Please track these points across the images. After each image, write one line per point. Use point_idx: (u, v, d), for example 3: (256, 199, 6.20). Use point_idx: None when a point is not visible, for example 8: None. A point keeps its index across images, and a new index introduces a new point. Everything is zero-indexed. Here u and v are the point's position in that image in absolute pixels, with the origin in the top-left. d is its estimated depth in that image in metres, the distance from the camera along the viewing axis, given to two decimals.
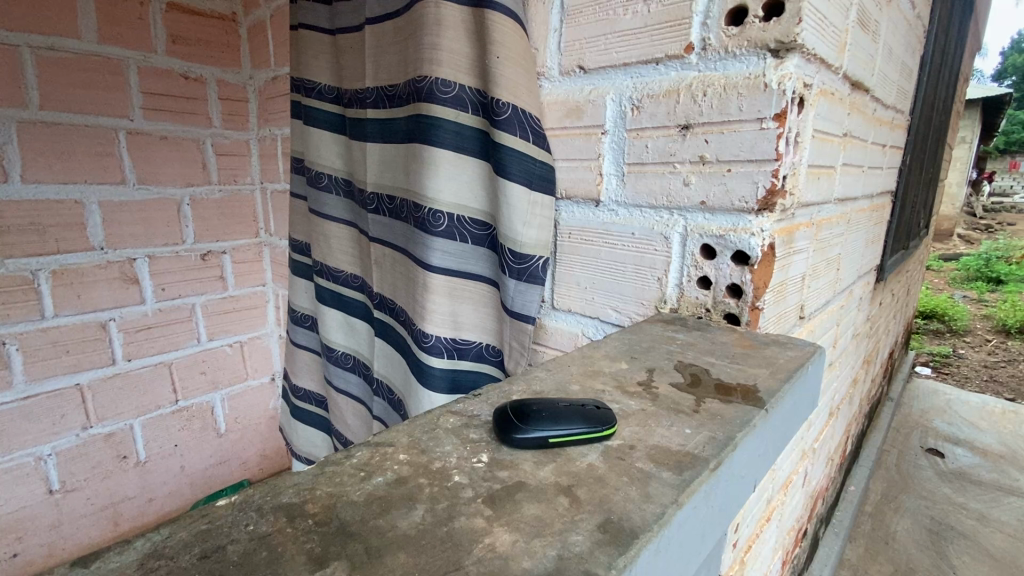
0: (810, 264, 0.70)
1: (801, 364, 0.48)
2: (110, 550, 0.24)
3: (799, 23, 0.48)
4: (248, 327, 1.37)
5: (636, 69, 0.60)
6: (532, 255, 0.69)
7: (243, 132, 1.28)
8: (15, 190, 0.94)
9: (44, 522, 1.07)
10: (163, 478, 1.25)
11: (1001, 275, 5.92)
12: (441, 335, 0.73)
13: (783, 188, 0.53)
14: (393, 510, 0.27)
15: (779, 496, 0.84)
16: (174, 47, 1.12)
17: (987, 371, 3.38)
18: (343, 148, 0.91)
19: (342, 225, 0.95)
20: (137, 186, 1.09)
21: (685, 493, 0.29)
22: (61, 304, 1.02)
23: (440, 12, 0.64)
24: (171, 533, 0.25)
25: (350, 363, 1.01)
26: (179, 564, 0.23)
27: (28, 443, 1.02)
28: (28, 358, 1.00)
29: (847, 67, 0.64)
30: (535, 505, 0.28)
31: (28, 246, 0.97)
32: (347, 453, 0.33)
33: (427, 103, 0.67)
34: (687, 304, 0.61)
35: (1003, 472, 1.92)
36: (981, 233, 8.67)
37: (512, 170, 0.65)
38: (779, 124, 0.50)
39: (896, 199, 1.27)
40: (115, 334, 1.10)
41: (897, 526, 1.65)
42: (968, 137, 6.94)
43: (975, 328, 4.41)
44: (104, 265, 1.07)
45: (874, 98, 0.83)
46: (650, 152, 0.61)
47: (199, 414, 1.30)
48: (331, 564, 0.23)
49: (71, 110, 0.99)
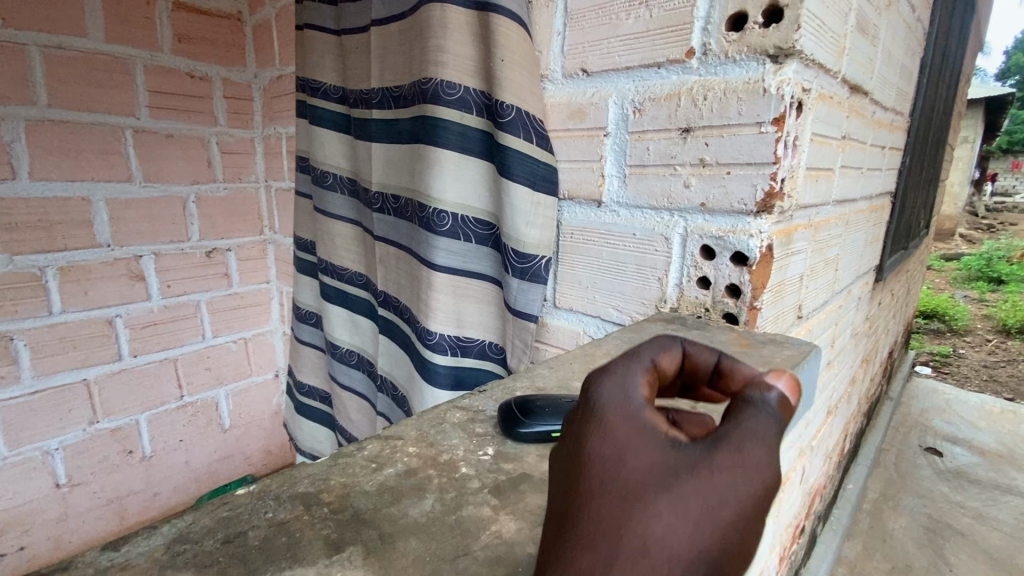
0: (807, 265, 0.71)
1: (797, 363, 0.49)
2: (137, 535, 0.25)
3: (798, 30, 0.49)
4: (254, 324, 1.38)
5: (637, 72, 0.61)
6: (535, 254, 0.69)
7: (248, 131, 1.29)
8: (24, 187, 0.95)
9: (52, 515, 1.09)
10: (167, 473, 1.27)
11: (1002, 276, 5.92)
12: (445, 332, 0.75)
13: (781, 190, 0.54)
14: (404, 499, 0.29)
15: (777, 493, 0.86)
16: (180, 46, 1.13)
17: (987, 371, 3.39)
18: (348, 146, 0.92)
19: (347, 224, 0.96)
20: (144, 184, 1.11)
21: None
22: (68, 300, 1.04)
23: (445, 14, 0.65)
24: (195, 519, 0.27)
25: (354, 360, 1.02)
26: (203, 548, 0.25)
27: (36, 437, 1.04)
28: (35, 353, 1.01)
29: (845, 70, 0.64)
30: (539, 495, 0.30)
31: (37, 243, 0.98)
32: (358, 446, 0.34)
33: (432, 105, 0.69)
34: (687, 304, 0.62)
35: (1000, 471, 1.94)
36: (982, 233, 8.66)
37: (515, 170, 0.66)
38: (777, 129, 0.51)
39: (896, 198, 1.28)
40: (121, 331, 1.12)
41: (895, 524, 1.66)
42: (970, 137, 6.94)
43: (976, 328, 4.41)
44: (111, 263, 1.08)
45: (874, 100, 0.84)
46: (652, 155, 0.62)
47: (204, 410, 1.31)
48: (347, 548, 0.25)
49: (78, 109, 1.00)
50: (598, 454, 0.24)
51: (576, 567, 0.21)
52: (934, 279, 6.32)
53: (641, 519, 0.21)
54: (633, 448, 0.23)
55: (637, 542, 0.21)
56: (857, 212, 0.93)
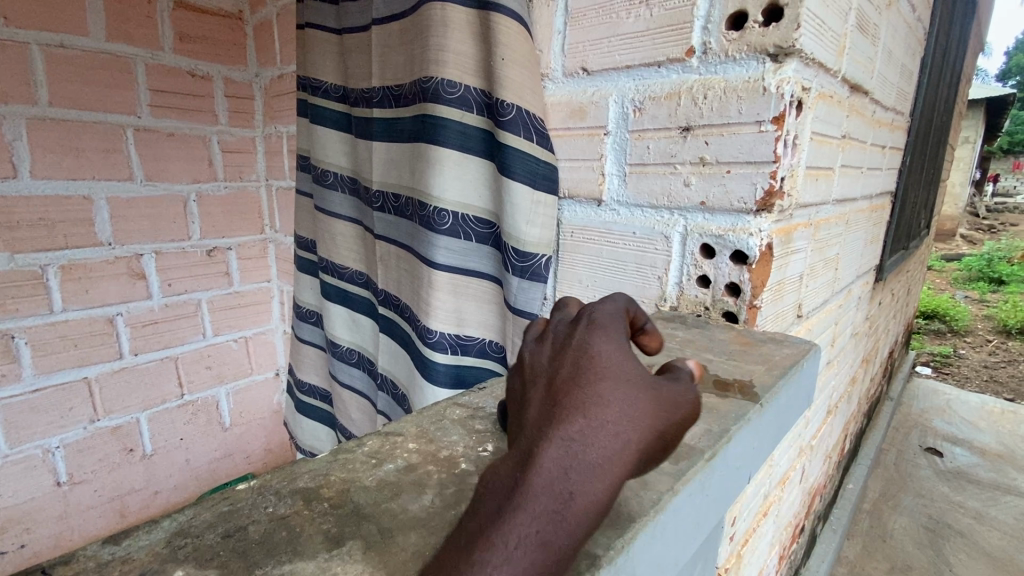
0: (807, 264, 0.71)
1: (796, 361, 0.50)
2: (138, 529, 0.25)
3: (798, 29, 0.49)
4: (254, 323, 1.39)
5: (638, 71, 0.61)
6: (535, 253, 0.69)
7: (249, 130, 1.29)
8: (25, 185, 0.96)
9: (53, 513, 1.09)
10: (168, 472, 1.27)
11: (1002, 276, 5.91)
12: (445, 330, 0.75)
13: (781, 190, 0.54)
14: (404, 494, 0.29)
15: (777, 492, 0.86)
16: (181, 45, 1.14)
17: (987, 372, 3.38)
18: (348, 145, 0.92)
19: (348, 223, 0.96)
20: (145, 183, 1.11)
21: (681, 481, 0.31)
22: (69, 299, 1.04)
23: (446, 13, 0.65)
24: (196, 514, 0.27)
25: (354, 358, 1.02)
26: (204, 542, 0.25)
27: (37, 435, 1.04)
28: (36, 352, 1.01)
29: (845, 69, 0.64)
30: None
31: (38, 242, 0.99)
32: (358, 442, 0.34)
33: (433, 104, 0.69)
34: (687, 303, 0.62)
35: (1000, 471, 1.94)
36: (983, 234, 8.65)
37: (515, 169, 0.66)
38: (777, 127, 0.52)
39: (897, 198, 1.28)
40: (122, 329, 1.12)
41: (894, 524, 1.66)
42: (971, 138, 6.93)
43: (977, 328, 4.40)
44: (111, 261, 1.08)
45: (874, 100, 0.84)
46: (652, 153, 0.62)
47: (204, 408, 1.32)
48: (347, 543, 0.25)
49: (79, 107, 1.00)
50: (610, 349, 0.32)
51: (589, 410, 0.29)
52: (935, 279, 6.31)
53: (628, 390, 0.30)
54: (629, 353, 0.33)
55: (625, 401, 0.29)
56: (857, 212, 0.93)
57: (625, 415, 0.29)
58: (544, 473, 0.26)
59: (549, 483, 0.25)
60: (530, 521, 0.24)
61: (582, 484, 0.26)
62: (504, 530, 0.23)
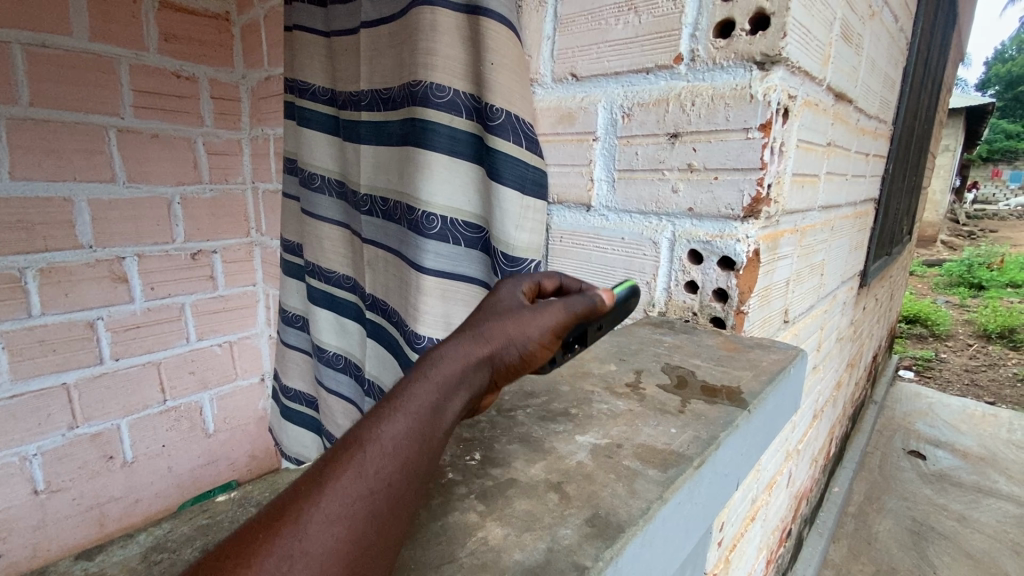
0: (794, 270, 0.72)
1: (784, 367, 0.50)
2: (114, 545, 0.26)
3: (784, 38, 0.50)
4: (238, 328, 1.36)
5: (626, 77, 0.62)
6: (524, 257, 0.68)
7: (235, 132, 1.27)
8: (2, 186, 0.93)
9: (29, 523, 1.06)
10: (149, 479, 1.24)
11: (981, 282, 6.05)
12: (434, 336, 0.74)
13: (767, 196, 0.55)
14: None
15: (764, 496, 0.86)
16: (166, 45, 1.12)
17: (968, 375, 3.45)
18: (336, 148, 0.91)
19: (335, 227, 0.95)
20: (128, 185, 1.09)
21: (669, 489, 0.31)
22: (48, 302, 1.01)
23: (435, 17, 0.65)
24: (173, 528, 0.27)
25: (341, 364, 1.00)
26: (180, 558, 0.25)
27: (13, 443, 1.01)
28: (13, 357, 0.99)
29: (829, 78, 0.65)
30: (526, 501, 0.30)
31: (17, 244, 0.96)
32: None
33: (422, 108, 0.68)
34: (675, 307, 0.63)
35: (982, 474, 1.97)
36: (963, 240, 8.83)
37: (504, 173, 0.66)
38: (765, 134, 0.52)
39: (880, 205, 1.30)
40: (103, 333, 1.10)
41: (879, 527, 1.68)
42: (951, 146, 7.08)
43: (958, 332, 4.49)
44: (92, 264, 1.06)
45: (858, 108, 0.85)
46: (640, 159, 0.62)
47: (188, 414, 1.29)
48: None
49: (61, 108, 0.98)
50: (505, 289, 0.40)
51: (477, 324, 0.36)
52: (917, 284, 6.42)
53: (506, 309, 0.37)
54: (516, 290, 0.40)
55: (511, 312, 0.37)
56: (842, 218, 0.94)
57: (504, 317, 0.36)
58: (436, 359, 0.32)
59: (440, 361, 0.32)
60: (426, 386, 0.31)
61: (471, 363, 0.33)
62: (408, 389, 0.30)
